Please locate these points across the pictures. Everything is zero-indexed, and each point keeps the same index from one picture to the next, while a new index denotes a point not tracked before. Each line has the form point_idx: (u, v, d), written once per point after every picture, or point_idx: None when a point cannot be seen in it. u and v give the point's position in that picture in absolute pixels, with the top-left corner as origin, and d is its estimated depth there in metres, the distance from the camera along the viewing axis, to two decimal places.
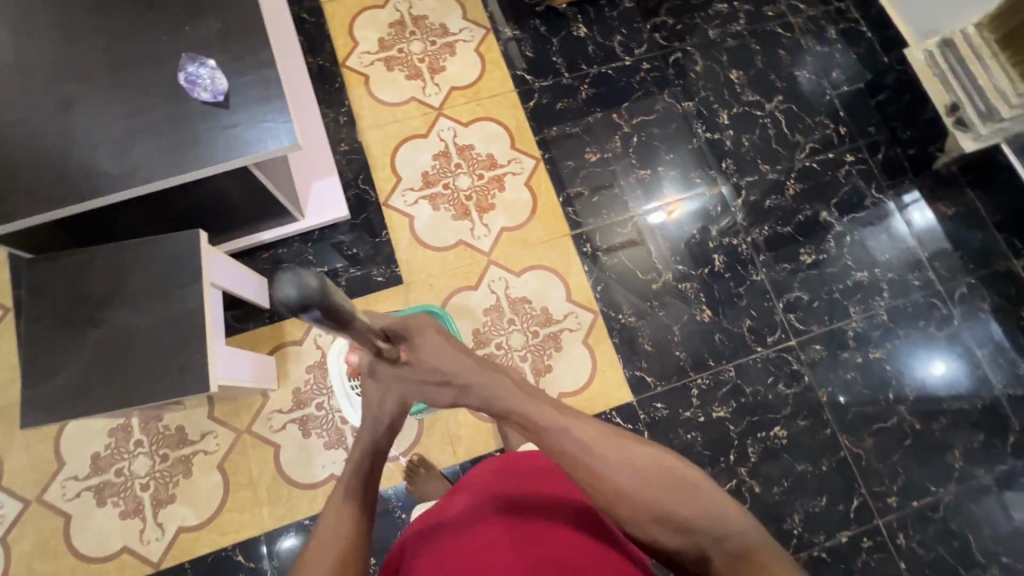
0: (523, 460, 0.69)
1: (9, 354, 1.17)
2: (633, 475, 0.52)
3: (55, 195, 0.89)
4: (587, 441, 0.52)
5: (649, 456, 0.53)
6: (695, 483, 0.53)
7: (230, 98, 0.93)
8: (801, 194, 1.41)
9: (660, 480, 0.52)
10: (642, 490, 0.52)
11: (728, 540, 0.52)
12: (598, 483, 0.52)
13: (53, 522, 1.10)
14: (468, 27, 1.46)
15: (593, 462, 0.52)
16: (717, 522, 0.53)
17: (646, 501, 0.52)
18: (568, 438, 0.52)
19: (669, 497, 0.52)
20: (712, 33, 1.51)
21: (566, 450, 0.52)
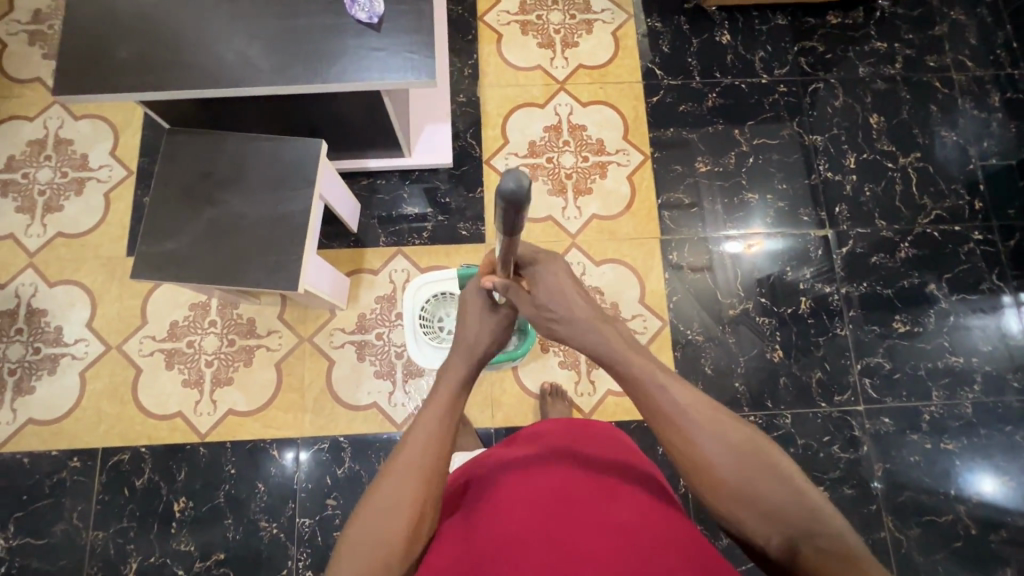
0: (590, 426, 0.70)
1: (122, 212, 1.27)
2: (725, 442, 0.55)
3: (205, 74, 0.94)
4: (682, 403, 0.58)
5: (744, 433, 0.56)
6: (788, 473, 0.54)
7: (382, 22, 0.96)
8: (912, 259, 1.33)
9: (753, 456, 0.54)
10: (727, 459, 0.54)
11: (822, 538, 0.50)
12: (685, 445, 0.57)
13: (126, 371, 1.20)
14: (612, 8, 1.44)
15: (687, 421, 0.57)
16: (810, 514, 0.51)
17: (736, 469, 0.54)
18: (667, 395, 0.58)
19: (760, 474, 0.53)
20: (862, 71, 1.42)
21: (663, 406, 0.58)
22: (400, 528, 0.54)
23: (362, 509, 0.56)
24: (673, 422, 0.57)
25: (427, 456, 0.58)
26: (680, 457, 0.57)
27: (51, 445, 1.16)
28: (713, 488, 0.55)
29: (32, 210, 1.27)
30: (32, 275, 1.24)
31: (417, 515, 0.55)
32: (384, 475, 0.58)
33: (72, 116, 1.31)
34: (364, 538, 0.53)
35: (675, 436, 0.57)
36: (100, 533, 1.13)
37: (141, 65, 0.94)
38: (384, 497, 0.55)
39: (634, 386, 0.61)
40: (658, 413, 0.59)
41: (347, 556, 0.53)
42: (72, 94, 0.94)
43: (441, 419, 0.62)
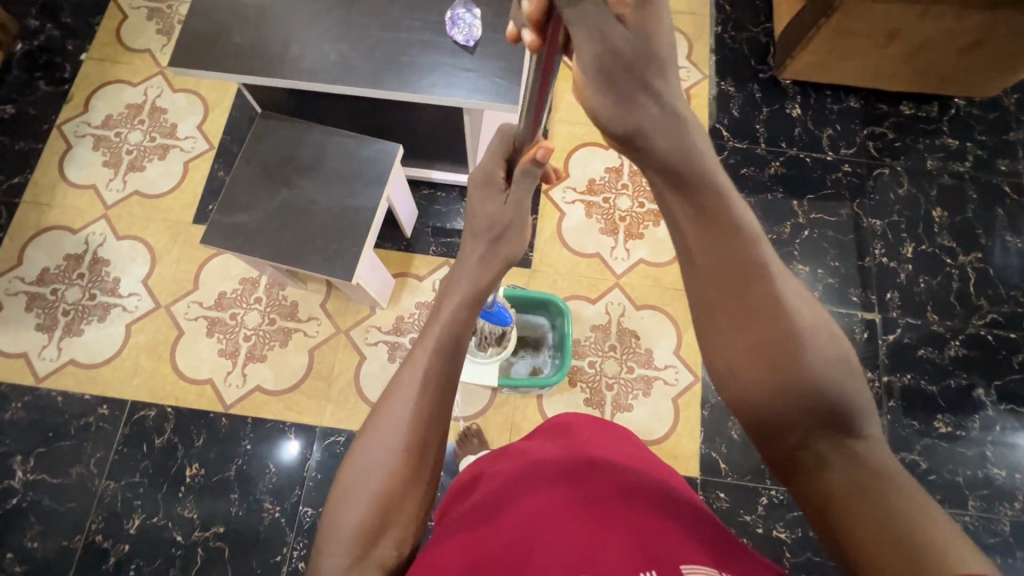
0: (613, 428, 0.70)
1: (198, 181, 1.34)
2: (799, 313, 0.49)
3: (308, 68, 1.00)
4: (760, 260, 0.51)
5: (814, 308, 0.50)
6: (848, 372, 0.47)
7: (477, 46, 1.01)
8: (961, 358, 1.29)
9: (827, 342, 0.48)
10: (786, 329, 0.48)
11: (857, 452, 0.45)
12: (743, 303, 0.50)
13: (169, 331, 1.24)
14: (688, 66, 1.48)
15: (754, 277, 0.50)
16: (854, 420, 0.46)
17: (801, 342, 0.47)
18: (749, 250, 0.51)
19: (826, 360, 0.47)
20: (930, 164, 1.42)
21: (740, 258, 0.51)
22: (396, 479, 0.53)
23: (351, 459, 0.54)
24: (741, 276, 0.50)
25: (423, 402, 0.55)
26: (728, 311, 0.50)
27: (86, 389, 1.20)
28: (760, 359, 0.48)
29: (117, 166, 1.35)
30: (104, 225, 1.31)
31: (415, 466, 0.54)
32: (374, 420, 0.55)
33: (171, 88, 1.41)
34: (359, 489, 0.52)
35: (740, 290, 0.50)
36: (111, 483, 1.15)
37: (251, 52, 1.02)
38: (377, 446, 0.53)
39: (706, 229, 0.52)
40: (727, 264, 0.51)
41: (342, 507, 0.52)
42: (186, 68, 1.02)
43: (438, 359, 0.58)
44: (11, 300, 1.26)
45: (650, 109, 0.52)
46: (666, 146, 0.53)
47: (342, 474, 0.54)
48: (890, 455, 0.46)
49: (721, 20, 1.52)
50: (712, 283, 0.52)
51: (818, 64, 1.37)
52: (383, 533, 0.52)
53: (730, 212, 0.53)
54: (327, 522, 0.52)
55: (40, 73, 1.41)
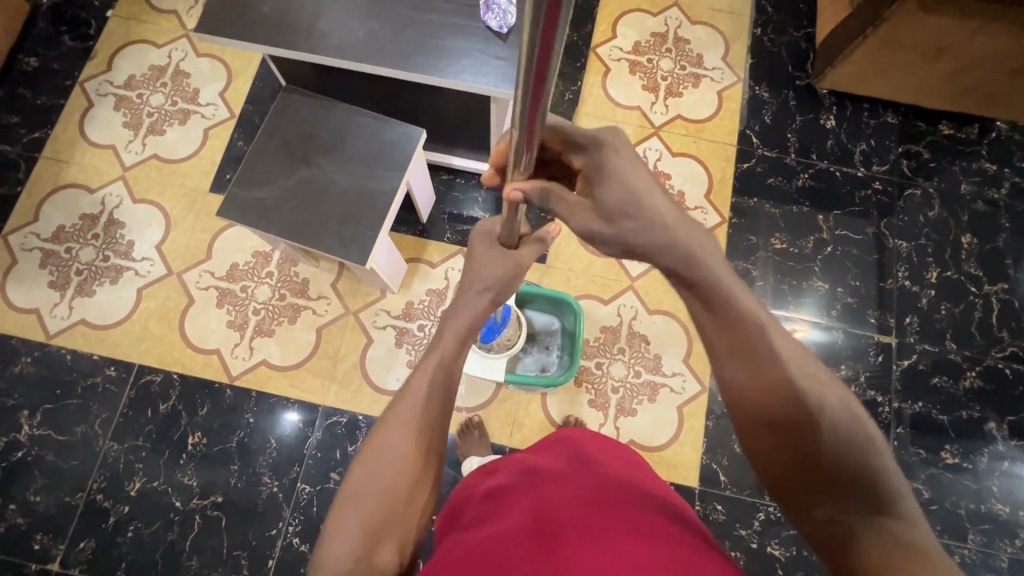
0: (616, 447, 0.70)
1: (216, 149, 1.33)
2: (815, 394, 0.51)
3: (336, 44, 0.98)
4: (781, 348, 0.53)
5: (835, 391, 0.52)
6: (871, 449, 0.50)
7: (510, 34, 0.98)
8: (975, 390, 1.26)
9: (847, 421, 0.50)
10: (805, 412, 0.51)
11: (888, 523, 0.47)
12: (762, 385, 0.53)
13: (180, 299, 1.24)
14: (723, 68, 1.44)
15: (774, 363, 0.53)
16: (885, 497, 0.48)
17: (821, 424, 0.50)
18: (765, 337, 0.54)
19: (848, 438, 0.50)
20: (964, 188, 1.37)
21: (758, 345, 0.53)
22: (403, 484, 0.53)
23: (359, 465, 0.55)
24: (762, 364, 0.53)
25: (429, 412, 0.57)
26: (752, 392, 0.53)
27: (95, 349, 1.21)
28: (789, 441, 0.51)
29: (137, 127, 1.34)
30: (121, 187, 1.31)
31: (420, 473, 0.55)
32: (381, 430, 0.56)
33: (195, 51, 1.39)
34: (367, 495, 0.53)
35: (758, 378, 0.53)
36: (115, 444, 1.16)
37: (279, 23, 0.99)
38: (386, 453, 0.55)
39: (723, 320, 0.55)
40: (745, 348, 0.54)
41: (348, 515, 0.52)
42: (213, 35, 1.00)
43: (441, 376, 0.60)
44: (26, 255, 1.26)
45: (645, 237, 0.57)
46: (672, 261, 0.57)
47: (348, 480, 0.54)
48: (920, 525, 0.48)
49: (762, 22, 1.47)
50: (733, 370, 0.54)
51: (859, 74, 1.32)
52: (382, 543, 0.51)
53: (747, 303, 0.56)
54: (330, 530, 0.52)
55: (65, 27, 1.39)
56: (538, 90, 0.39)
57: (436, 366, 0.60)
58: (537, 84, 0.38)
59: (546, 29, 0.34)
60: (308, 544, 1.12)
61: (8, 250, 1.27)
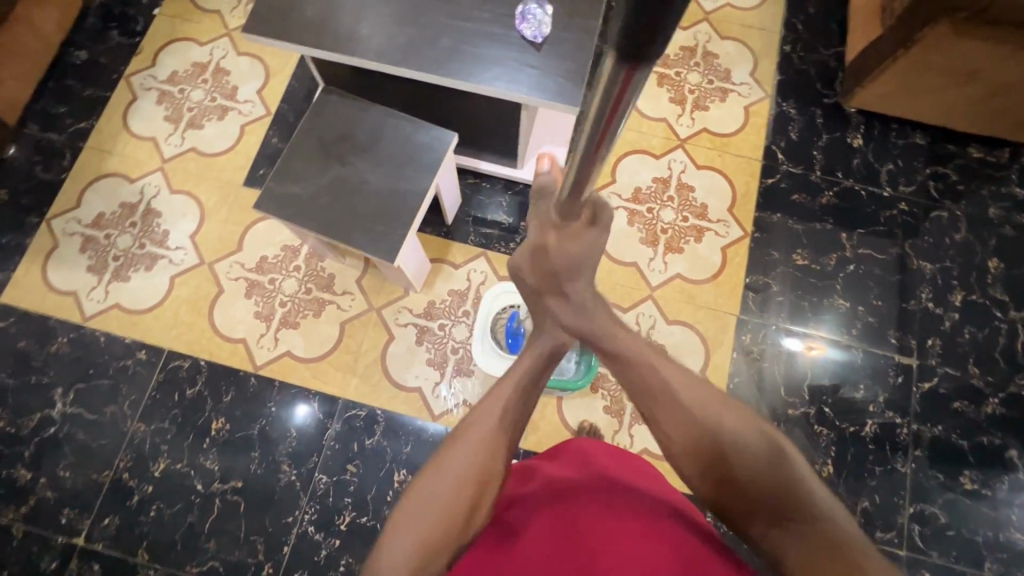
0: (633, 459, 0.68)
1: (251, 145, 1.37)
2: (716, 422, 0.56)
3: (375, 48, 1.01)
4: (673, 383, 0.58)
5: (735, 412, 0.56)
6: (776, 460, 0.53)
7: (544, 44, 1.01)
8: (997, 417, 1.24)
9: (746, 436, 0.55)
10: (706, 442, 0.56)
11: (809, 522, 0.51)
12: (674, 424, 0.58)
13: (210, 288, 1.28)
14: (751, 84, 1.45)
15: (677, 401, 0.58)
16: (804, 501, 0.52)
17: (728, 454, 0.55)
18: (655, 374, 0.59)
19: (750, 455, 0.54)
20: (991, 213, 1.36)
21: (654, 383, 0.59)
22: (463, 500, 0.56)
23: (423, 476, 0.58)
24: (664, 403, 0.58)
25: (497, 440, 0.59)
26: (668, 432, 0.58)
27: (128, 333, 1.25)
28: (704, 467, 0.56)
29: (177, 121, 1.39)
30: (159, 178, 1.36)
31: (480, 494, 0.57)
32: (448, 446, 0.59)
33: (236, 50, 1.44)
34: (427, 504, 0.56)
35: (665, 419, 0.58)
36: (142, 426, 1.20)
37: (321, 27, 1.03)
38: (450, 470, 0.57)
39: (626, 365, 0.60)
40: (650, 392, 0.59)
41: (408, 520, 0.55)
42: (257, 36, 1.04)
43: (509, 408, 0.61)
44: (67, 240, 1.31)
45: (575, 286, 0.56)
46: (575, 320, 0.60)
47: (411, 488, 0.57)
48: (839, 512, 0.51)
49: (791, 39, 1.48)
50: (652, 414, 0.59)
51: (887, 95, 1.32)
52: (433, 561, 0.54)
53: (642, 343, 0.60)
54: (390, 530, 0.55)
55: (114, 23, 1.45)
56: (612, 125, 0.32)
57: (504, 396, 0.61)
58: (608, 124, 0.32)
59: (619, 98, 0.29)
60: (322, 533, 1.14)
61: (49, 234, 1.32)
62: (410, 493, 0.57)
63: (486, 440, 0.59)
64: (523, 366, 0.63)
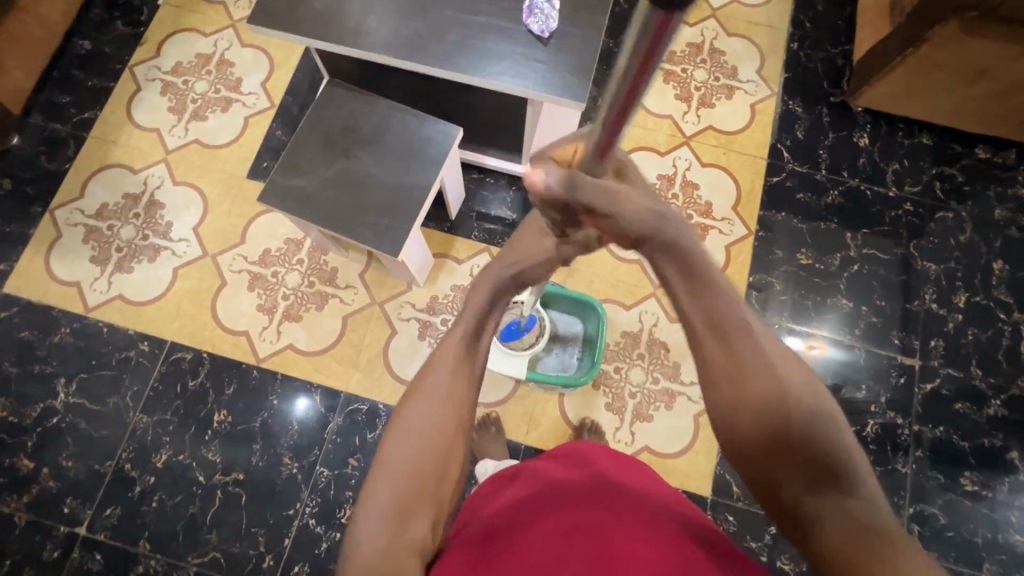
0: (631, 460, 0.69)
1: (255, 137, 1.37)
2: (785, 374, 0.48)
3: (382, 41, 1.01)
4: (749, 322, 0.50)
5: (804, 370, 0.49)
6: (837, 427, 0.47)
7: (551, 38, 1.00)
8: (999, 419, 1.24)
9: (812, 398, 0.48)
10: (776, 393, 0.48)
11: (851, 504, 0.45)
12: (737, 365, 0.49)
13: (213, 281, 1.28)
14: (757, 81, 1.44)
15: (743, 341, 0.49)
16: (851, 476, 0.46)
17: (794, 411, 0.47)
18: (733, 309, 0.50)
19: (815, 419, 0.47)
20: (997, 214, 1.36)
21: (726, 317, 0.50)
22: (435, 453, 0.55)
23: (389, 439, 0.56)
24: (730, 338, 0.49)
25: (457, 386, 0.59)
26: (725, 374, 0.49)
27: (130, 324, 1.25)
28: (756, 420, 0.48)
29: (181, 113, 1.39)
30: (162, 169, 1.35)
31: (450, 444, 0.56)
32: (407, 403, 0.58)
33: (240, 42, 1.43)
34: (397, 463, 0.54)
35: (725, 358, 0.49)
36: (144, 417, 1.20)
37: (327, 19, 1.03)
38: (415, 426, 0.56)
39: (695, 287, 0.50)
40: (715, 324, 0.50)
41: (383, 483, 0.53)
42: (262, 27, 1.03)
43: (463, 350, 0.61)
44: (70, 230, 1.31)
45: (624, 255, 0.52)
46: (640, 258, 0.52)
47: (378, 454, 0.55)
48: (880, 500, 0.47)
49: (799, 37, 1.47)
50: (709, 350, 0.50)
51: (895, 94, 1.31)
52: (411, 517, 0.53)
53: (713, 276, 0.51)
54: (364, 497, 0.54)
55: (119, 13, 1.45)
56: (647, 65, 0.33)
57: (459, 337, 0.62)
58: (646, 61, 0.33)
59: (657, 37, 0.30)
60: (323, 526, 1.15)
61: (52, 224, 1.32)
62: (379, 457, 0.55)
63: (444, 387, 0.58)
64: (472, 308, 0.63)
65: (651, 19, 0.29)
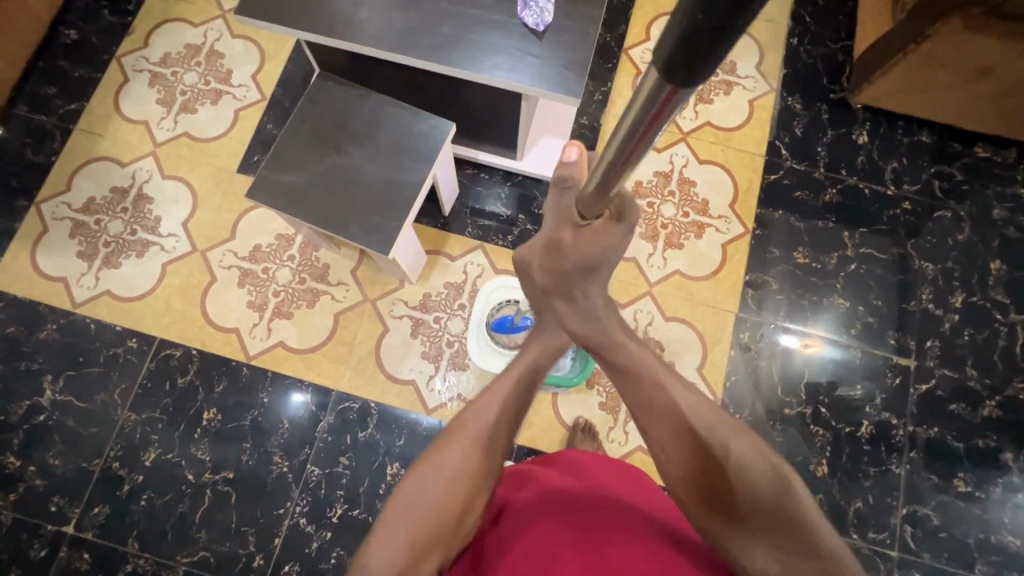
0: (623, 467, 0.71)
1: (245, 131, 1.34)
2: (720, 443, 0.54)
3: (373, 34, 0.98)
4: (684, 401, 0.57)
5: (744, 437, 0.54)
6: (785, 486, 0.51)
7: (546, 32, 0.98)
8: (994, 420, 1.24)
9: (755, 462, 0.52)
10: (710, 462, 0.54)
11: (806, 556, 0.49)
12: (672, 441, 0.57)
13: (202, 276, 1.26)
14: (756, 77, 1.42)
15: (676, 416, 0.56)
16: (802, 531, 0.50)
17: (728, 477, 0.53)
18: (663, 389, 0.58)
19: (756, 487, 0.52)
20: (996, 214, 1.35)
21: (659, 399, 0.58)
22: (459, 498, 0.55)
23: (411, 477, 0.56)
24: (660, 413, 0.57)
25: (496, 438, 0.59)
26: (670, 446, 0.57)
27: (118, 320, 1.23)
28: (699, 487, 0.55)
29: (169, 105, 1.36)
30: (151, 163, 1.33)
31: (476, 490, 0.57)
32: (443, 442, 0.58)
33: (231, 32, 1.40)
34: (421, 501, 0.54)
35: (662, 434, 0.57)
36: (132, 415, 1.19)
37: (317, 10, 1.00)
38: (446, 465, 0.56)
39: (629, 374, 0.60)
40: (651, 405, 0.58)
41: (401, 519, 0.53)
42: (251, 18, 1.01)
43: (511, 402, 0.61)
44: (56, 225, 1.29)
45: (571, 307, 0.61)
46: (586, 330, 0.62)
47: (399, 489, 0.56)
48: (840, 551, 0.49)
49: (799, 32, 1.45)
50: (654, 428, 0.58)
51: (895, 91, 1.30)
52: (428, 554, 0.53)
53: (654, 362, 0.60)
54: (380, 528, 0.54)
55: (105, 2, 1.41)
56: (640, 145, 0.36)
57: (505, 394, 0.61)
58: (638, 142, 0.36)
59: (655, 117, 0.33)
60: (314, 526, 1.14)
61: (39, 218, 1.29)
62: (399, 492, 0.56)
63: (483, 436, 0.58)
64: (515, 371, 0.63)
65: (659, 93, 0.30)
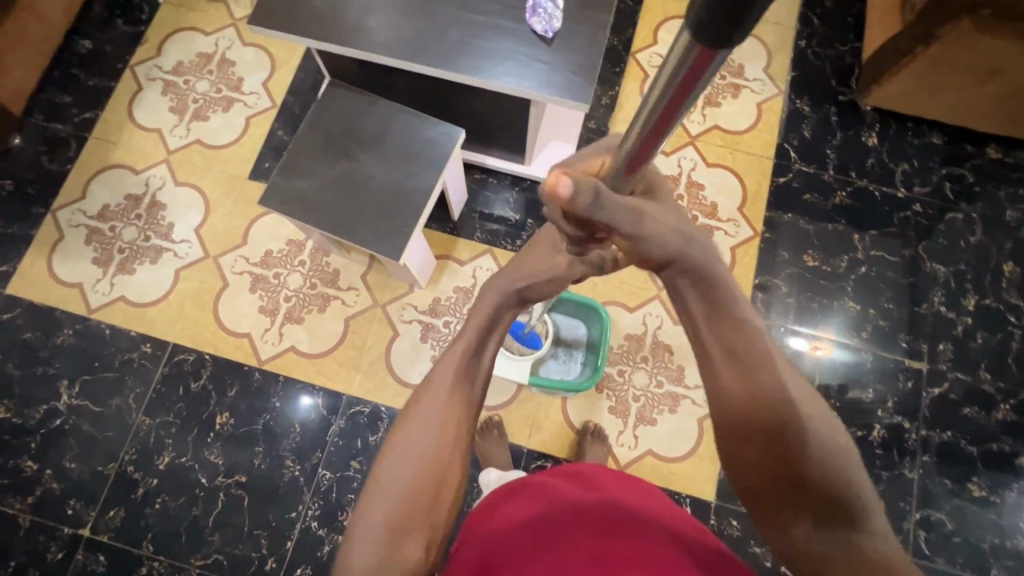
0: (636, 479, 0.70)
1: (256, 137, 1.36)
2: (800, 407, 0.48)
3: (383, 42, 0.99)
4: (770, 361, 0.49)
5: (821, 408, 0.49)
6: (850, 465, 0.48)
7: (555, 38, 0.98)
8: (1008, 423, 1.23)
9: (828, 433, 0.48)
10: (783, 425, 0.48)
11: (855, 535, 0.47)
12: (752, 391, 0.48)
13: (215, 282, 1.28)
14: (764, 79, 1.42)
15: (765, 372, 0.48)
16: (855, 511, 0.47)
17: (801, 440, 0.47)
18: (749, 337, 0.49)
19: (827, 457, 0.47)
20: (1008, 215, 1.33)
21: (749, 346, 0.49)
22: (429, 481, 0.54)
23: (383, 459, 0.55)
24: (744, 359, 0.49)
25: (453, 404, 0.57)
26: (739, 397, 0.49)
27: (132, 325, 1.25)
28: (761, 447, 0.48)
29: (182, 113, 1.38)
30: (164, 170, 1.35)
31: (447, 462, 0.56)
32: (409, 415, 0.57)
33: (242, 40, 1.42)
34: (395, 483, 0.54)
35: (736, 381, 0.49)
36: (146, 420, 1.20)
37: (328, 19, 1.01)
38: (409, 447, 0.55)
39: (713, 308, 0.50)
40: (732, 346, 0.50)
41: (376, 504, 0.53)
42: (263, 27, 1.02)
43: (464, 363, 0.59)
44: (72, 231, 1.31)
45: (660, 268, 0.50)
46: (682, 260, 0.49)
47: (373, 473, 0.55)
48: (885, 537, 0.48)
49: (806, 34, 1.45)
50: (727, 372, 0.50)
51: (905, 93, 1.29)
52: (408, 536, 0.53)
53: (707, 322, 0.51)
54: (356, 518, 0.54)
55: (119, 12, 1.44)
56: (676, 103, 0.34)
57: (462, 352, 0.59)
58: (671, 103, 0.34)
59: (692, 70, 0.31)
60: (326, 529, 1.14)
61: (55, 225, 1.31)
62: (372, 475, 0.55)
63: (450, 403, 0.57)
64: (474, 321, 0.61)
65: (688, 55, 0.29)
